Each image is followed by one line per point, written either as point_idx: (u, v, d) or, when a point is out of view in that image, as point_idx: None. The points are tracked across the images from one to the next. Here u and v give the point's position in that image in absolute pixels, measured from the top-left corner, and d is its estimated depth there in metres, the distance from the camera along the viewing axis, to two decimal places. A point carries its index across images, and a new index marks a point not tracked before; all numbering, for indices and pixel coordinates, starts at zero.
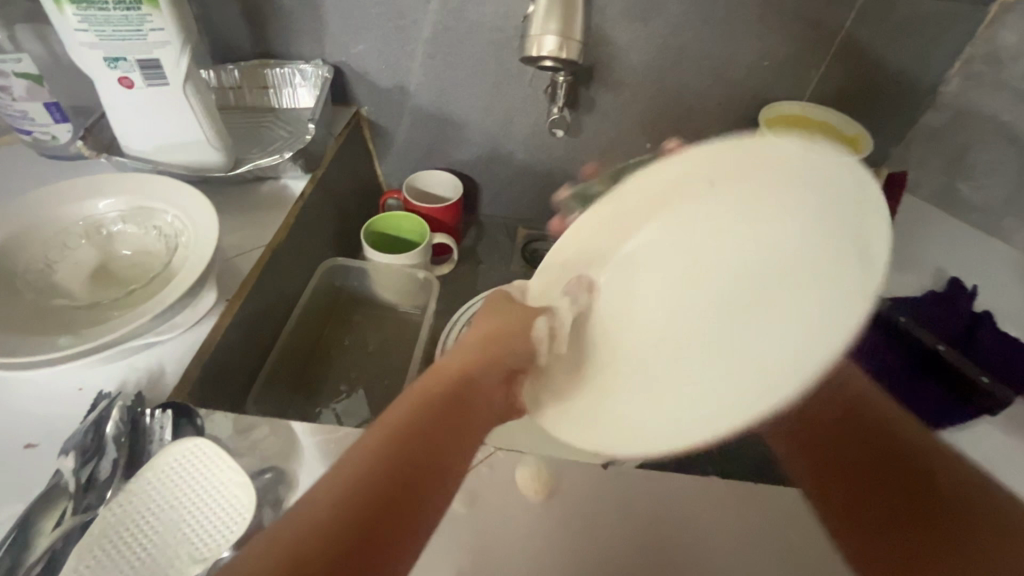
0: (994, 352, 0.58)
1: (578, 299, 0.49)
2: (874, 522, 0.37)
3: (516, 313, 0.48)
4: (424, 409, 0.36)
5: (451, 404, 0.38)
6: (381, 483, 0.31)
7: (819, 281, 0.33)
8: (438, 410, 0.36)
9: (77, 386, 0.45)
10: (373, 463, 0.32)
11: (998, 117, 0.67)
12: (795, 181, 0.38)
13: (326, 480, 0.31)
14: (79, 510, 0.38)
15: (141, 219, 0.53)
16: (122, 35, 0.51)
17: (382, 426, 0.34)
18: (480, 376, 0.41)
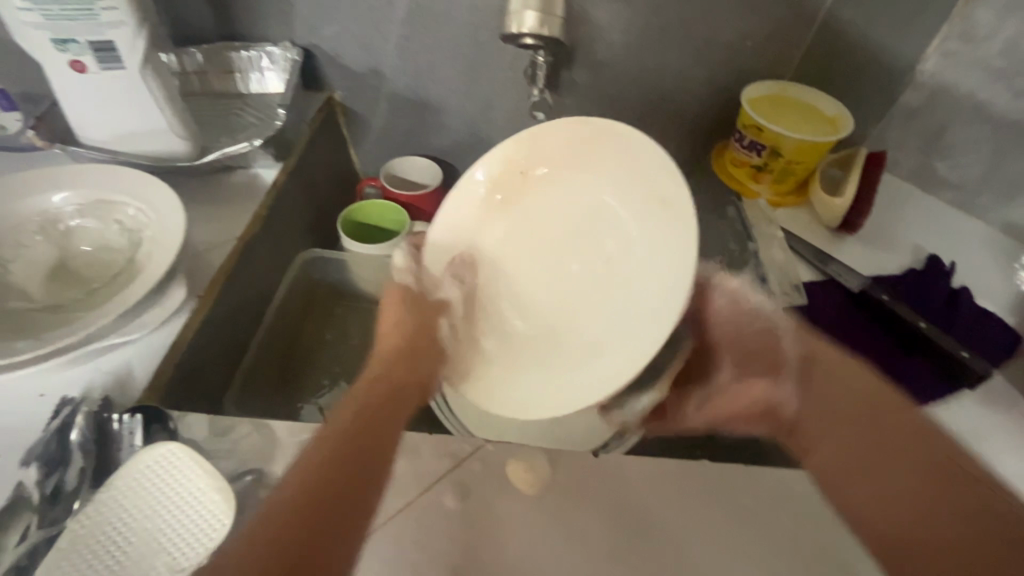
0: (971, 326, 0.59)
1: (464, 281, 0.49)
2: (837, 468, 0.40)
3: (421, 316, 0.46)
4: (359, 414, 0.37)
5: (383, 408, 0.39)
6: (318, 493, 0.32)
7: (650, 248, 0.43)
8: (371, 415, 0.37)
9: (37, 391, 0.43)
10: (310, 472, 0.33)
11: (976, 94, 0.67)
12: (612, 162, 0.45)
13: (273, 497, 0.32)
14: (46, 523, 0.36)
15: (101, 213, 0.50)
16: (72, 15, 0.47)
17: (326, 431, 0.36)
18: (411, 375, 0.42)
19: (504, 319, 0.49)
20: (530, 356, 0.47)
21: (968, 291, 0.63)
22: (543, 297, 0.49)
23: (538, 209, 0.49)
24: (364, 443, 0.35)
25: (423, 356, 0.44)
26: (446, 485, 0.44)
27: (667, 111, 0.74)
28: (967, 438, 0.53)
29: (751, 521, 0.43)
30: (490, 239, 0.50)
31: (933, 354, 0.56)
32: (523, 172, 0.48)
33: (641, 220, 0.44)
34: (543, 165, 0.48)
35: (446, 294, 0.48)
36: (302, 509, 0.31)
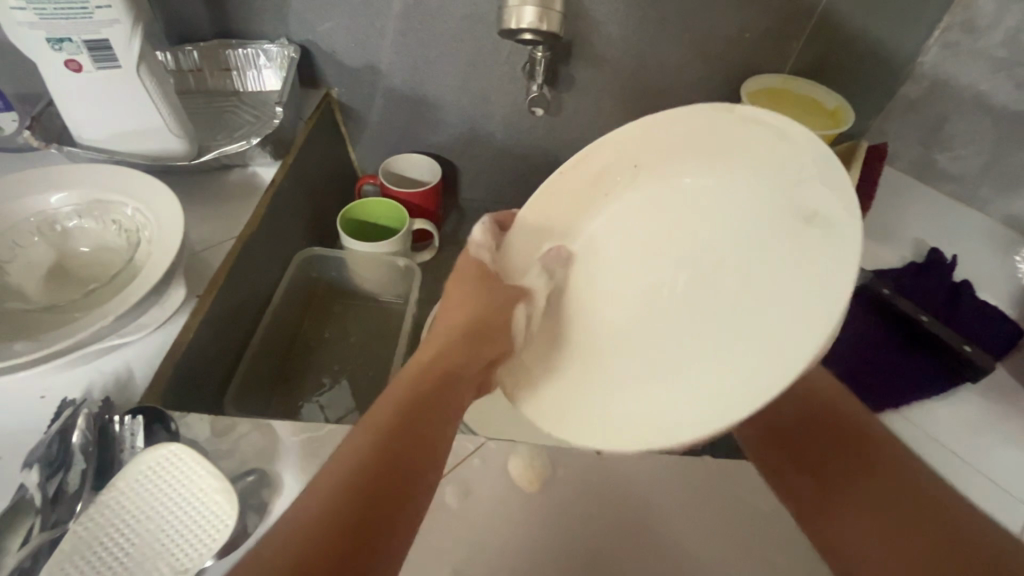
0: (973, 320, 0.59)
1: (554, 274, 0.48)
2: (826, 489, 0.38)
3: (498, 296, 0.46)
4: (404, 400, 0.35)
5: (434, 397, 0.36)
6: (371, 478, 0.29)
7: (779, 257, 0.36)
8: (419, 400, 0.35)
9: (37, 393, 0.43)
10: (363, 458, 0.30)
11: (976, 86, 0.67)
12: (751, 156, 0.39)
13: (317, 477, 0.29)
14: (47, 526, 0.35)
15: (99, 214, 0.50)
16: (66, 14, 0.47)
17: (373, 420, 0.33)
18: (460, 369, 0.40)
19: (587, 323, 0.47)
20: (628, 368, 0.42)
21: (970, 285, 0.63)
22: (633, 307, 0.45)
23: (650, 207, 0.46)
24: (425, 417, 0.34)
25: (488, 341, 0.44)
26: (447, 483, 0.43)
27: (665, 105, 0.74)
28: (968, 431, 0.53)
29: (753, 520, 0.43)
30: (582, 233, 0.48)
31: (934, 348, 0.56)
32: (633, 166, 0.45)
33: (778, 224, 0.37)
34: (663, 162, 0.44)
35: (530, 284, 0.47)
36: (354, 485, 0.28)
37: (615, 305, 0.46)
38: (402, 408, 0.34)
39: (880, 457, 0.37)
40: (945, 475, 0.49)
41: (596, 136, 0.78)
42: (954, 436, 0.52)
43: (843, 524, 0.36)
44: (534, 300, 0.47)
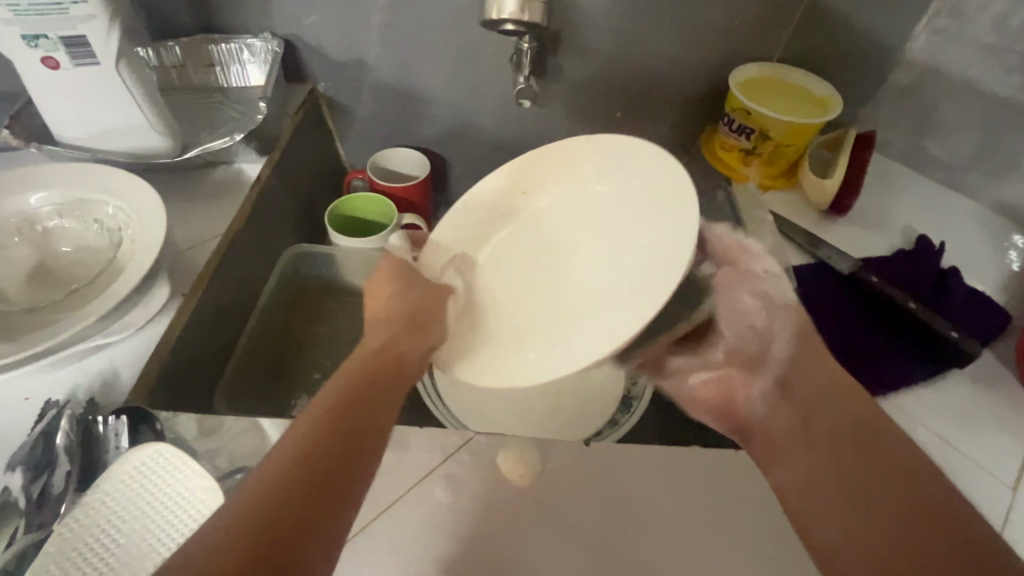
0: (961, 306, 0.59)
1: (465, 275, 0.50)
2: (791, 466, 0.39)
3: (419, 287, 0.48)
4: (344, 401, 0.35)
5: (369, 388, 0.37)
6: (299, 481, 0.29)
7: (629, 238, 0.45)
8: (359, 396, 0.36)
9: (21, 394, 0.42)
10: (298, 458, 0.30)
11: (965, 73, 0.67)
12: (625, 164, 0.46)
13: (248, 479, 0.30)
14: (32, 528, 0.35)
15: (80, 213, 0.49)
16: (41, 10, 0.46)
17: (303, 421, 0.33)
18: (404, 357, 0.42)
19: (504, 308, 0.49)
20: (519, 342, 0.46)
21: (958, 270, 0.63)
22: (532, 299, 0.48)
23: (563, 205, 0.50)
24: (354, 415, 0.35)
25: (423, 330, 0.45)
26: (437, 478, 0.43)
27: (653, 96, 0.74)
28: (957, 417, 0.53)
29: (742, 508, 0.44)
30: (489, 238, 0.51)
31: (924, 336, 0.56)
32: (536, 178, 0.50)
33: (636, 210, 0.45)
34: (557, 168, 0.49)
35: (450, 281, 0.50)
36: (292, 472, 0.30)
37: (521, 304, 0.48)
38: (333, 405, 0.35)
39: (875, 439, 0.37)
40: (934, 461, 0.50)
41: (584, 128, 0.78)
42: (943, 423, 0.52)
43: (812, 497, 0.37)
44: (456, 296, 0.49)
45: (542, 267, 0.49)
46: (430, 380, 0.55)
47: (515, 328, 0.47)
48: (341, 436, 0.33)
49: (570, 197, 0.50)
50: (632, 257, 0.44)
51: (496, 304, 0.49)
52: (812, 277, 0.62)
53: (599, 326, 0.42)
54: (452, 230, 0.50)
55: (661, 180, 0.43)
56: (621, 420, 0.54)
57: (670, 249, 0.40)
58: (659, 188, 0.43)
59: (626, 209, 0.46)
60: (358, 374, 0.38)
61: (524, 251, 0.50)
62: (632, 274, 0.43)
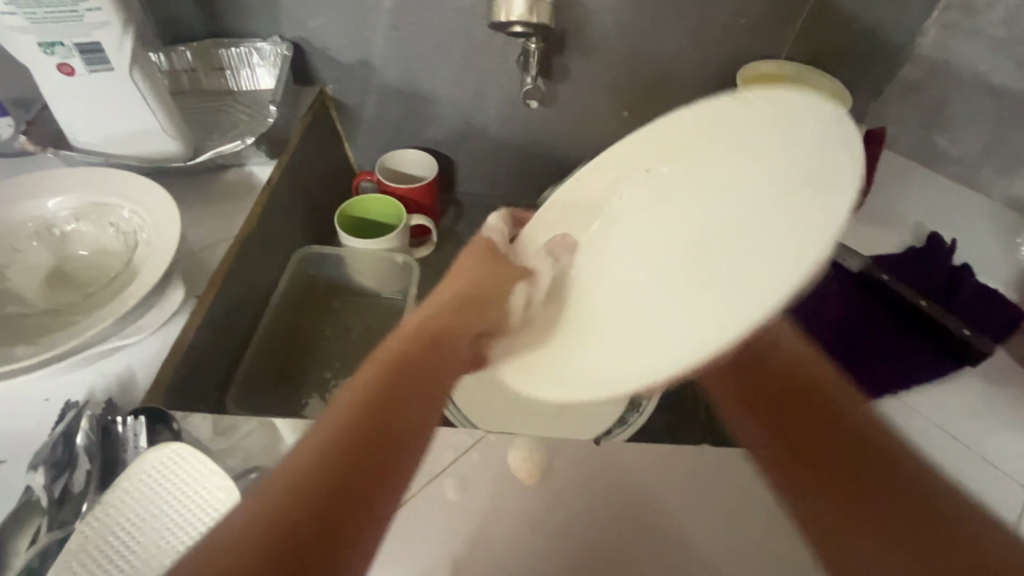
0: (972, 303, 0.59)
1: (558, 262, 0.49)
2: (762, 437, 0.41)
3: (500, 270, 0.49)
4: (388, 372, 0.33)
5: (416, 361, 0.35)
6: (348, 450, 0.27)
7: (744, 223, 0.36)
8: (405, 367, 0.34)
9: (42, 396, 0.43)
10: (344, 424, 0.28)
11: (975, 67, 0.66)
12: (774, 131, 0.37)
13: (293, 451, 0.27)
14: (54, 526, 0.36)
15: (95, 217, 0.50)
16: (56, 18, 0.47)
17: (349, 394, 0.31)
18: (452, 333, 0.40)
19: (584, 303, 0.47)
20: (586, 327, 0.45)
21: (970, 267, 0.62)
22: (607, 291, 0.46)
23: (655, 193, 0.46)
24: (416, 373, 0.34)
25: (479, 313, 0.43)
26: (448, 477, 0.44)
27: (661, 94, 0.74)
28: (969, 416, 0.53)
29: (753, 506, 0.44)
30: (587, 227, 0.50)
31: (935, 335, 0.56)
32: (643, 162, 0.47)
33: (753, 193, 0.37)
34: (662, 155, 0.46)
35: (530, 264, 0.50)
36: (343, 443, 0.27)
37: (597, 287, 0.47)
38: (378, 377, 0.33)
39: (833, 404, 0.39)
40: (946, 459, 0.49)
41: (592, 127, 0.78)
42: (955, 421, 0.52)
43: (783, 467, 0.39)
44: (534, 283, 0.48)
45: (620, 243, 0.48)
46: None
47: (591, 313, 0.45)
48: (383, 400, 0.31)
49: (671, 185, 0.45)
50: (721, 252, 0.37)
51: (581, 298, 0.47)
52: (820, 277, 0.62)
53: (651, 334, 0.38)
54: (542, 226, 0.52)
55: (822, 144, 0.32)
56: (631, 420, 0.53)
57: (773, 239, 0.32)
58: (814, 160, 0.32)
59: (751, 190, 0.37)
60: (402, 346, 0.36)
61: (613, 240, 0.48)
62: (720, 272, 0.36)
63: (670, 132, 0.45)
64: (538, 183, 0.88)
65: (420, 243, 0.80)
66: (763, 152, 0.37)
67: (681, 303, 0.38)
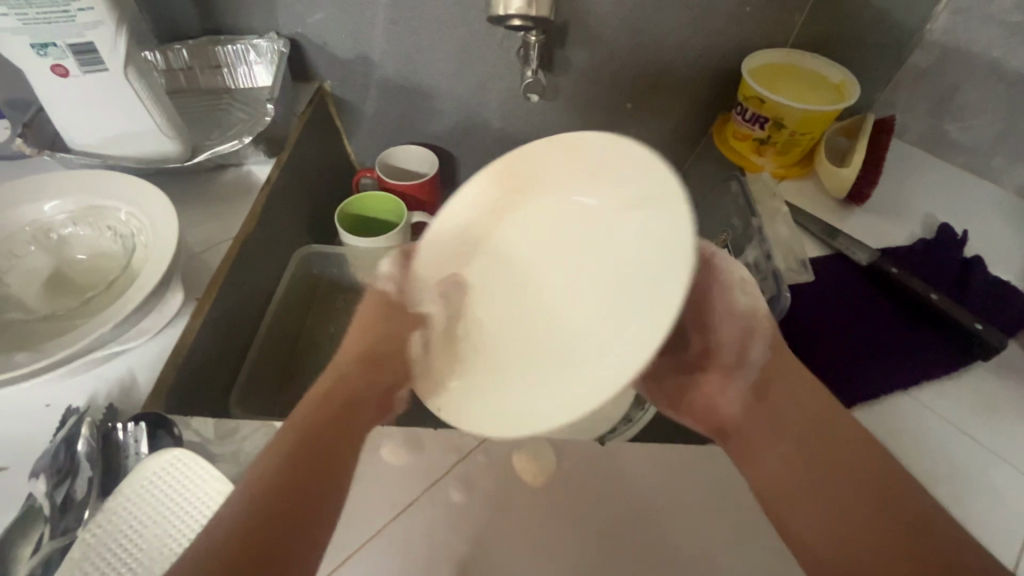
0: (984, 296, 0.58)
1: (451, 301, 0.46)
2: (771, 477, 0.40)
3: (394, 323, 0.46)
4: (303, 436, 0.36)
5: (328, 429, 0.38)
6: (265, 519, 0.32)
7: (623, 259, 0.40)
8: (316, 434, 0.37)
9: (43, 401, 0.43)
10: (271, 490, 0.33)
11: (988, 53, 0.65)
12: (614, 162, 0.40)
13: (213, 522, 0.31)
14: (57, 534, 0.36)
15: (92, 220, 0.49)
16: (49, 18, 0.46)
17: (268, 465, 0.34)
18: (363, 397, 0.42)
19: (491, 343, 0.44)
20: (524, 366, 0.42)
21: (981, 259, 0.61)
22: (512, 332, 0.44)
23: (527, 237, 0.46)
24: (326, 438, 0.37)
25: (386, 362, 0.45)
26: (452, 478, 0.43)
27: (664, 85, 0.73)
28: (983, 410, 0.52)
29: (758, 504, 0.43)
30: (472, 264, 0.46)
31: (946, 328, 0.55)
32: (498, 206, 0.46)
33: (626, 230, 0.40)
34: (526, 198, 0.46)
35: (424, 309, 0.46)
36: (258, 508, 0.32)
37: (501, 332, 0.44)
38: (291, 444, 0.35)
39: (838, 427, 0.40)
40: (959, 455, 0.49)
41: (594, 120, 0.77)
42: (967, 416, 0.51)
43: (797, 495, 0.38)
44: (428, 326, 0.46)
45: (519, 271, 0.46)
46: None
47: (532, 351, 0.43)
48: (304, 454, 0.35)
49: (535, 228, 0.46)
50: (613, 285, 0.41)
51: (490, 338, 0.44)
52: (827, 269, 0.61)
53: (593, 371, 0.38)
54: (437, 263, 0.46)
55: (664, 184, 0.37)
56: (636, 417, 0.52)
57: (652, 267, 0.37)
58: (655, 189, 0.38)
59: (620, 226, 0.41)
60: (313, 411, 0.39)
61: (501, 282, 0.46)
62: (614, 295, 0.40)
63: (511, 171, 0.45)
64: None
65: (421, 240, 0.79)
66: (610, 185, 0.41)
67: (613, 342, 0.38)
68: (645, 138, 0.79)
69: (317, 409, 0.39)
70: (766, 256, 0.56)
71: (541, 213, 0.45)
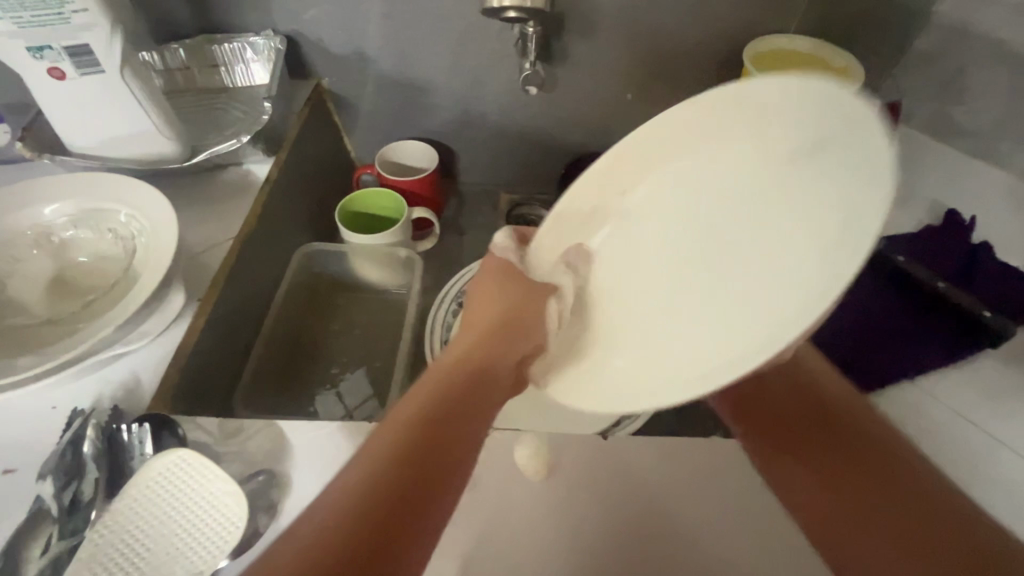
0: (993, 281, 0.57)
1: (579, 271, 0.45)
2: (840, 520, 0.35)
3: (522, 291, 0.44)
4: (422, 412, 0.33)
5: (456, 406, 0.34)
6: (364, 522, 0.26)
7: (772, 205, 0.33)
8: (443, 408, 0.33)
9: (50, 403, 0.43)
10: (387, 468, 0.29)
11: (994, 36, 0.64)
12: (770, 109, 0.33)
13: (318, 503, 0.28)
14: (65, 535, 0.36)
15: (94, 223, 0.49)
16: (43, 21, 0.46)
17: (378, 442, 0.30)
18: (490, 375, 0.38)
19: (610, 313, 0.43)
20: (646, 339, 0.39)
21: (989, 244, 0.61)
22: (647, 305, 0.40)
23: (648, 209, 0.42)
24: (458, 415, 0.33)
25: (517, 332, 0.42)
26: None
27: (664, 74, 0.72)
28: (990, 398, 0.51)
29: (755, 500, 0.43)
30: (596, 234, 0.45)
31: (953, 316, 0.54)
32: (627, 183, 0.43)
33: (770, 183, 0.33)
34: (653, 168, 0.42)
35: (556, 280, 0.45)
36: (366, 505, 0.27)
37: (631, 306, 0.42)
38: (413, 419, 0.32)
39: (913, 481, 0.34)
40: (966, 444, 0.48)
41: (595, 111, 0.77)
42: (974, 404, 0.51)
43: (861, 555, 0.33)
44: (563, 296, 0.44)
45: (651, 242, 0.42)
46: None
47: (637, 319, 0.40)
48: (423, 441, 0.31)
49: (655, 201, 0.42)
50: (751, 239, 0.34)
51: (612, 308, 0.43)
52: None
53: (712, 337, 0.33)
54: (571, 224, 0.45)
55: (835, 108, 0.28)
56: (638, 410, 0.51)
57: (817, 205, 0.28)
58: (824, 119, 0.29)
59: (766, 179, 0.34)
60: (437, 386, 0.35)
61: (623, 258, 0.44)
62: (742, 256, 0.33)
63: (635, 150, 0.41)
64: (542, 170, 0.86)
65: (423, 236, 0.79)
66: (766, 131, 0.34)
67: (735, 306, 0.32)
68: None
69: (436, 384, 0.35)
70: None
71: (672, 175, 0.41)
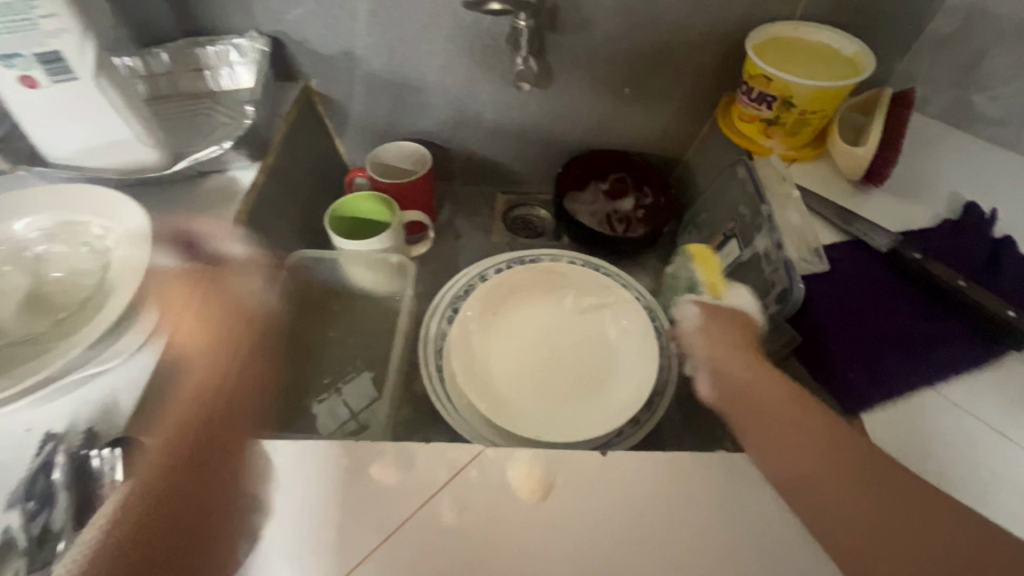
0: (1018, 279, 0.53)
1: (473, 333, 0.64)
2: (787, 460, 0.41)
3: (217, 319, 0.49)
4: (187, 430, 0.41)
5: (212, 428, 0.42)
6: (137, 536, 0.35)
7: (596, 342, 0.65)
8: (206, 430, 0.42)
9: (23, 427, 0.41)
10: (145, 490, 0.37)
11: (1015, 17, 0.60)
12: (615, 296, 0.68)
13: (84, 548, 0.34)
14: (35, 568, 0.34)
15: (70, 237, 0.48)
16: (11, 28, 0.44)
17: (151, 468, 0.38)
18: (243, 396, 0.46)
19: (495, 371, 0.62)
20: (502, 394, 0.60)
21: (1013, 239, 0.57)
22: (502, 367, 0.63)
23: (522, 314, 0.67)
24: (217, 446, 0.41)
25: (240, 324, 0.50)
26: (444, 497, 0.41)
27: (664, 66, 0.69)
28: (1018, 406, 0.48)
29: (766, 530, 0.40)
30: (494, 319, 0.66)
31: (973, 318, 0.51)
32: (512, 290, 0.68)
33: (588, 330, 0.66)
34: (532, 281, 0.69)
35: (470, 335, 0.64)
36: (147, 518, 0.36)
37: (500, 368, 0.63)
38: (183, 451, 0.40)
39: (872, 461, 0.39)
40: (992, 457, 0.45)
41: (591, 107, 0.74)
42: (1001, 413, 0.48)
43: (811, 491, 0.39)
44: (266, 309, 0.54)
45: (515, 330, 0.66)
46: (439, 387, 0.60)
47: (502, 375, 0.62)
48: (183, 463, 0.39)
49: (526, 308, 0.68)
50: (576, 344, 0.66)
51: (493, 369, 0.62)
52: (842, 256, 0.57)
53: (548, 406, 0.60)
54: (473, 305, 0.65)
55: (629, 312, 0.66)
56: (643, 420, 0.59)
57: (622, 347, 0.65)
58: (622, 316, 0.66)
59: (597, 325, 0.67)
60: (193, 408, 0.43)
61: (497, 338, 0.65)
62: (576, 356, 0.65)
63: (531, 275, 0.69)
64: (539, 168, 0.84)
65: (419, 239, 0.77)
66: (601, 298, 0.68)
67: (575, 384, 0.62)
68: (645, 124, 0.76)
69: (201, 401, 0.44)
70: (777, 246, 0.55)
71: (538, 298, 0.68)
